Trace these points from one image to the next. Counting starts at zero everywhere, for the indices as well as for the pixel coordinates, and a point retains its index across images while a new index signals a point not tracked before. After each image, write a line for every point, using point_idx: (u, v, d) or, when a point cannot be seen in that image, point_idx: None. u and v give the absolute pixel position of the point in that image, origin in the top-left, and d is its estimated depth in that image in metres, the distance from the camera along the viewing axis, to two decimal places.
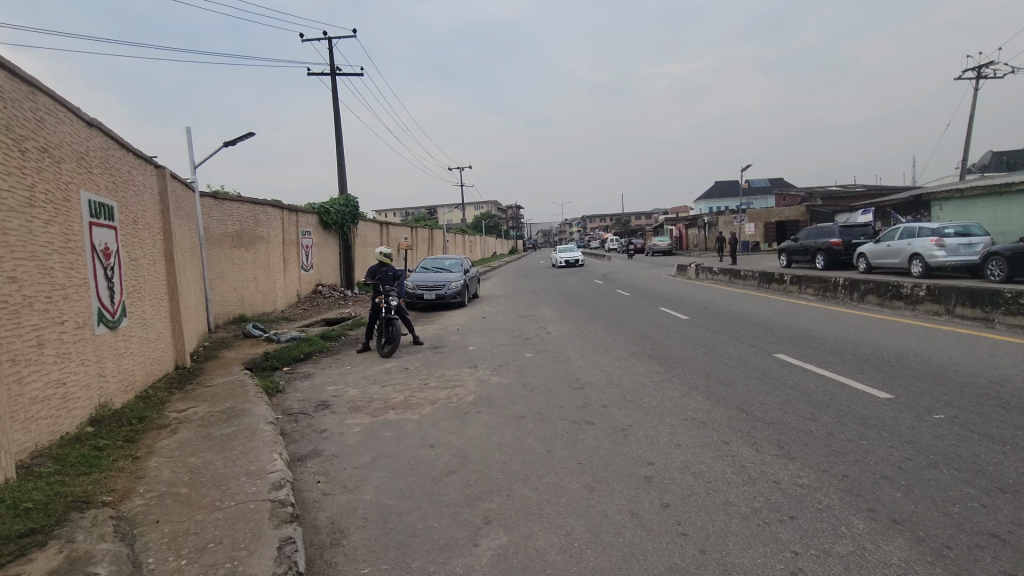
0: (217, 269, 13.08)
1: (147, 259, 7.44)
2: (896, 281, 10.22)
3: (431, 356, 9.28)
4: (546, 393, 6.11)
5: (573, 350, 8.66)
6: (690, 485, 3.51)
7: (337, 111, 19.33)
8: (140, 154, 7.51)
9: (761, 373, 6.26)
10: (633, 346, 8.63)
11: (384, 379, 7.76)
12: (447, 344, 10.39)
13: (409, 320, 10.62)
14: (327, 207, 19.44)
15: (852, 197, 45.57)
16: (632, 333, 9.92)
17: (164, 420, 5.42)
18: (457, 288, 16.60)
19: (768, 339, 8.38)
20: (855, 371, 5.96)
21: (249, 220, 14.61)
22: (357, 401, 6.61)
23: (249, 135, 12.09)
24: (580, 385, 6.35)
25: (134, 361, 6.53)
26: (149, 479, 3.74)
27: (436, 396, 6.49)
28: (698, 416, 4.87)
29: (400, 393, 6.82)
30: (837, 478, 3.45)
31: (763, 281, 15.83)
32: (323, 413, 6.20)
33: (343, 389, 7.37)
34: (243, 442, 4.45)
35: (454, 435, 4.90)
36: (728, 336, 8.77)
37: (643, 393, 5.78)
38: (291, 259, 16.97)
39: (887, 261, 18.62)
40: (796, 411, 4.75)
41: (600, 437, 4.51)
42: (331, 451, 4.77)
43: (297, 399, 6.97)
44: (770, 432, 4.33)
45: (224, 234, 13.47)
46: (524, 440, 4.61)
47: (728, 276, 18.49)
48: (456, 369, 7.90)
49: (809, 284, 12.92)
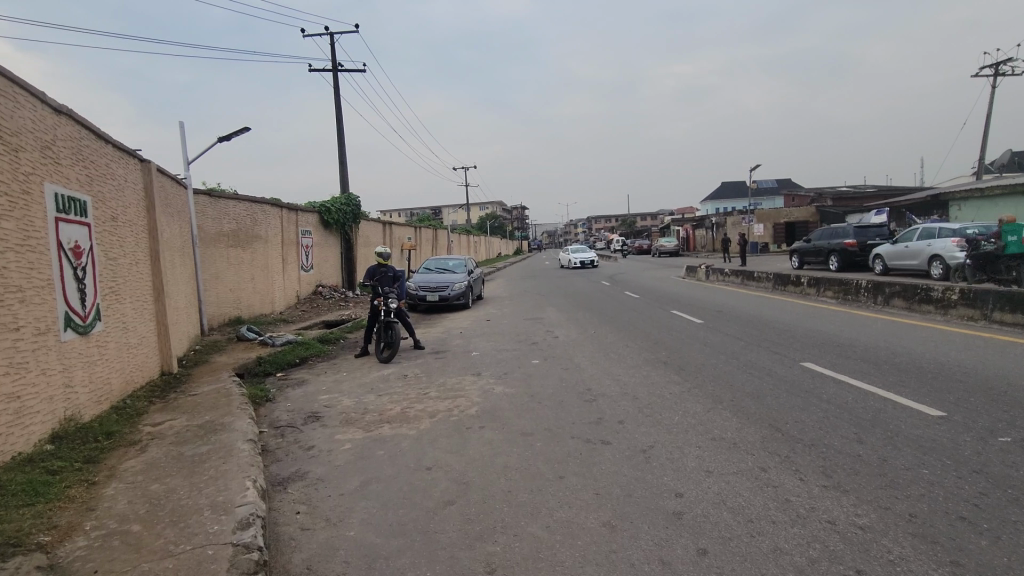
0: (212, 270, 12.62)
1: (127, 259, 6.97)
2: (925, 284, 9.65)
3: (432, 362, 8.76)
4: (556, 406, 5.58)
5: (582, 356, 8.13)
6: (729, 525, 2.99)
7: (338, 107, 18.88)
8: (121, 146, 7.04)
9: (790, 385, 5.73)
10: (647, 352, 8.11)
11: (381, 387, 7.26)
12: (450, 348, 9.88)
13: (409, 323, 10.12)
14: (328, 205, 18.98)
15: (863, 198, 44.84)
16: (645, 338, 9.39)
17: (135, 435, 4.92)
18: (460, 289, 16.10)
19: (791, 345, 7.85)
20: (896, 384, 5.42)
21: (246, 219, 14.16)
22: (350, 413, 6.10)
23: (244, 130, 11.63)
24: (593, 397, 5.83)
25: (110, 368, 6.05)
26: (100, 511, 3.25)
27: (436, 407, 5.98)
28: (728, 435, 4.35)
29: (397, 404, 6.31)
30: (904, 519, 2.92)
31: (778, 283, 15.26)
32: (312, 426, 5.70)
33: (337, 398, 6.86)
34: (216, 465, 3.95)
35: (454, 456, 4.39)
36: (748, 342, 8.24)
37: (662, 407, 5.25)
38: (290, 260, 16.51)
39: (905, 262, 18.02)
40: (838, 432, 4.22)
41: (618, 461, 3.99)
42: (316, 473, 4.27)
43: (287, 410, 6.47)
44: (813, 457, 3.80)
45: (219, 233, 13.02)
46: (532, 463, 4.10)
47: (740, 277, 17.91)
48: (459, 377, 7.39)
49: (829, 287, 12.36)
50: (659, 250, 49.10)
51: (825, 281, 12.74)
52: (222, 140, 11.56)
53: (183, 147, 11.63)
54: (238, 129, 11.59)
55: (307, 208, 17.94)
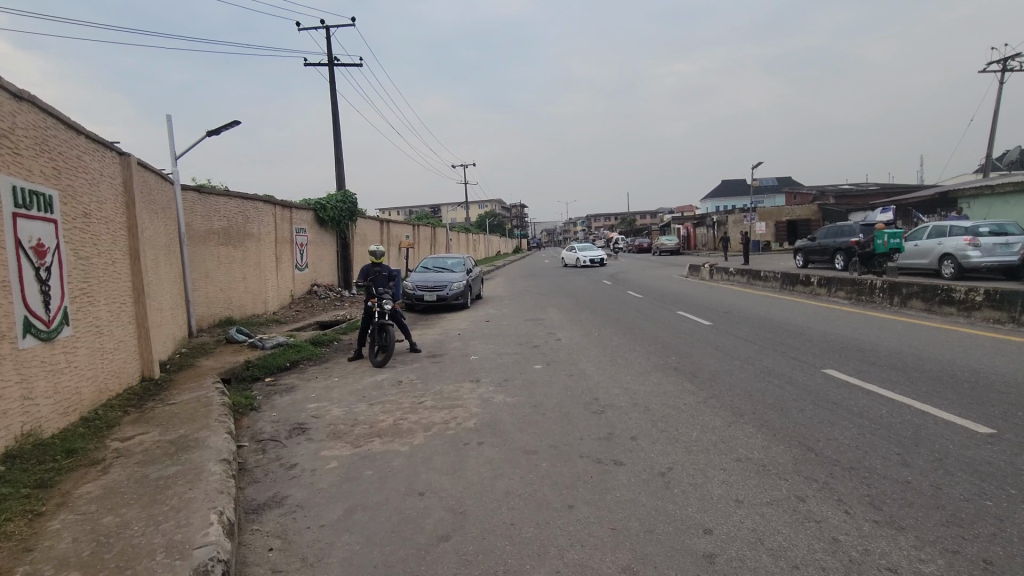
0: (201, 269, 12.16)
1: (101, 258, 6.51)
2: (946, 285, 9.22)
3: (428, 366, 8.32)
4: (561, 419, 5.15)
5: (588, 361, 7.69)
6: (771, 572, 2.57)
7: (334, 102, 18.41)
8: (95, 137, 6.57)
9: (815, 395, 5.31)
10: (656, 357, 7.68)
11: (374, 395, 6.82)
12: (447, 352, 9.42)
13: (405, 325, 9.68)
14: (324, 202, 18.52)
15: (866, 196, 44.47)
16: (653, 341, 8.96)
17: (100, 453, 4.48)
18: (459, 289, 15.66)
19: (809, 350, 7.42)
20: (932, 396, 4.99)
21: (238, 216, 13.70)
22: (339, 424, 5.65)
23: (234, 123, 11.15)
24: (602, 408, 5.39)
25: (80, 376, 5.60)
26: (38, 552, 2.81)
27: (431, 419, 5.54)
28: (755, 455, 3.92)
29: (390, 415, 5.86)
30: (978, 568, 2.49)
31: (786, 283, 14.82)
32: (297, 440, 5.25)
33: (326, 407, 6.42)
34: (180, 491, 3.50)
35: (449, 479, 3.94)
36: (762, 347, 7.81)
37: (678, 420, 4.82)
38: (284, 258, 16.05)
39: (914, 261, 17.59)
40: (880, 453, 3.80)
41: (635, 487, 3.56)
42: (297, 498, 3.83)
43: (271, 421, 6.02)
44: (855, 484, 3.38)
45: (209, 231, 12.56)
46: (538, 488, 3.66)
47: (746, 277, 17.48)
48: (457, 384, 6.95)
49: (842, 287, 11.92)
50: (659, 248, 48.68)
51: (836, 281, 12.31)
52: (211, 134, 11.09)
53: (170, 141, 11.16)
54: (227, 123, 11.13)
55: (302, 205, 17.48)
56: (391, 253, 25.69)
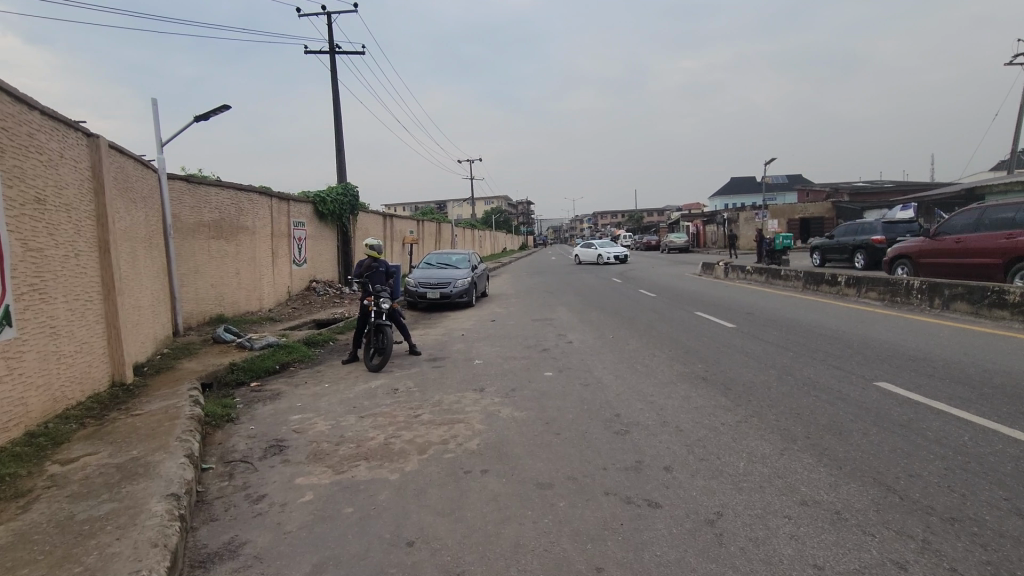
0: (189, 264, 11.47)
1: (59, 250, 5.79)
2: (995, 285, 8.44)
3: (428, 372, 7.60)
4: (579, 441, 4.41)
5: (603, 368, 6.95)
6: None
7: (335, 91, 17.72)
8: (53, 114, 5.86)
9: (876, 415, 4.55)
10: (680, 364, 6.93)
11: (365, 405, 6.10)
12: (449, 355, 8.68)
13: (404, 325, 8.97)
14: (324, 196, 17.82)
15: (880, 194, 43.57)
16: (674, 346, 8.22)
17: (31, 481, 3.75)
18: (463, 287, 14.93)
19: (851, 358, 6.67)
20: (1017, 418, 4.23)
21: (231, 208, 13.00)
22: (321, 443, 4.92)
23: (224, 107, 10.45)
24: (625, 427, 4.65)
25: (25, 385, 4.89)
26: None
27: (428, 437, 4.81)
28: (824, 497, 3.17)
29: (381, 431, 5.12)
30: None
31: (809, 282, 14.02)
32: (271, 462, 4.53)
33: (311, 420, 5.70)
34: (103, 544, 2.77)
35: (445, 523, 3.20)
36: (797, 354, 7.05)
37: (719, 446, 4.07)
38: (281, 253, 15.36)
39: None
40: (983, 497, 3.05)
41: (679, 541, 2.82)
42: (257, 547, 3.10)
43: (246, 437, 5.29)
44: (966, 544, 2.64)
45: (199, 223, 11.86)
46: (556, 540, 2.92)
47: (765, 276, 16.68)
48: (458, 394, 6.22)
49: (875, 287, 11.15)
50: (668, 246, 47.89)
51: (866, 281, 11.55)
52: (199, 119, 10.39)
53: (155, 127, 10.46)
54: (218, 107, 10.42)
55: (300, 198, 16.79)
56: (395, 248, 25.00)
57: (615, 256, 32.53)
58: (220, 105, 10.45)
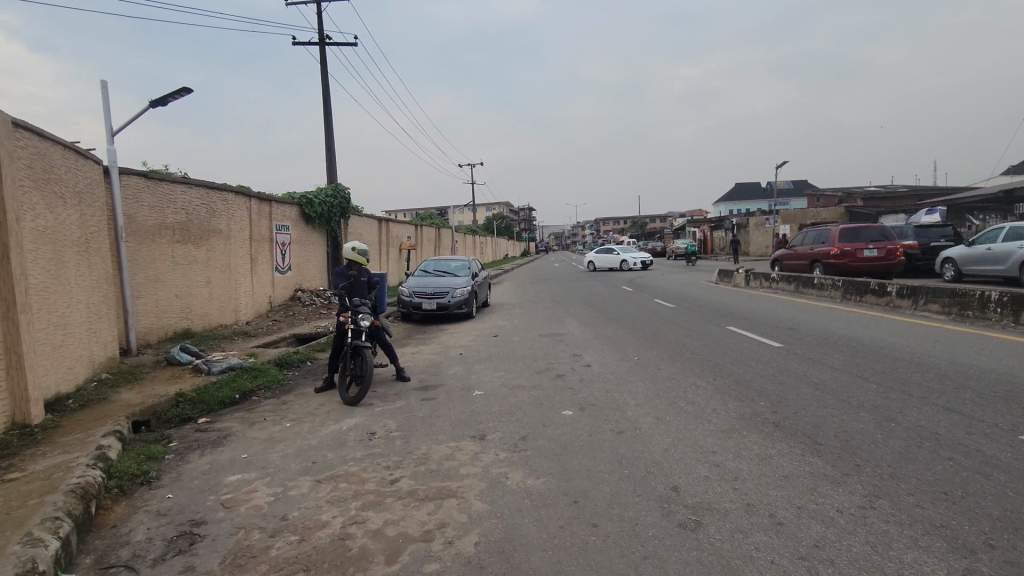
0: (147, 272, 9.99)
1: None
2: None
3: (415, 407, 6.12)
4: (629, 544, 2.92)
5: (637, 404, 5.48)
6: None
7: (325, 84, 16.26)
8: None
9: None
10: (736, 399, 5.50)
11: (328, 461, 4.60)
12: (443, 382, 7.20)
13: (389, 346, 7.54)
14: (311, 198, 16.38)
15: (893, 201, 42.35)
16: (718, 371, 6.79)
17: None
18: (462, 296, 13.46)
19: (955, 391, 5.29)
20: None
21: (202, 210, 11.51)
22: (251, 532, 3.40)
23: (185, 91, 8.99)
24: (693, 515, 3.17)
25: None
26: None
27: (402, 527, 3.30)
28: None
29: (340, 510, 3.61)
30: None
31: (849, 293, 12.63)
32: (168, 570, 3.03)
33: (250, 485, 4.20)
34: None
35: None
36: (881, 386, 5.67)
37: (855, 562, 2.61)
38: (261, 260, 13.90)
39: (983, 267, 16.25)
40: None
41: None
42: None
43: (151, 516, 3.75)
44: None
45: (162, 226, 10.39)
46: None
47: (795, 284, 15.27)
48: (451, 444, 4.74)
49: (938, 298, 9.85)
50: (674, 253, 46.45)
51: (925, 291, 10.22)
52: (155, 104, 8.93)
53: (105, 114, 9.04)
54: (176, 90, 8.97)
55: (284, 199, 15.33)
56: (391, 255, 23.55)
57: (631, 262, 31.16)
58: (179, 88, 9.01)
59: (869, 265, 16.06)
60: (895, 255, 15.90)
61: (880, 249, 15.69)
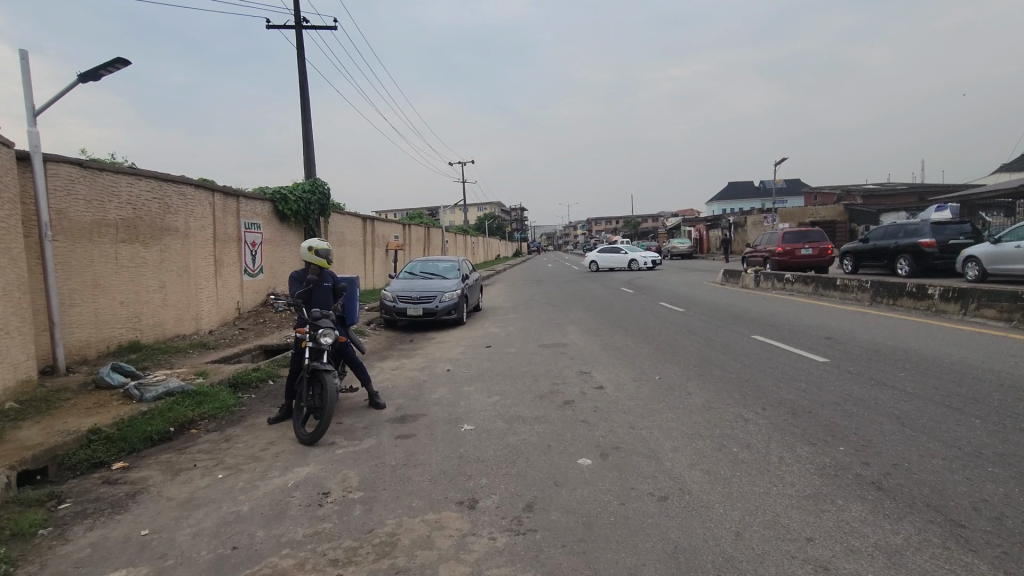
0: (83, 277, 8.56)
1: None
2: None
3: (387, 449, 4.78)
4: None
5: (677, 450, 4.20)
6: None
7: (303, 69, 14.84)
8: None
9: None
10: (806, 441, 4.22)
11: (252, 547, 3.24)
12: (425, 411, 5.87)
13: (359, 366, 6.19)
14: (285, 193, 14.96)
15: (892, 199, 41.49)
16: (764, 396, 5.52)
17: None
18: (451, 301, 12.10)
19: None
20: None
21: (154, 204, 10.09)
22: None
23: (121, 61, 7.54)
24: None
25: None
26: None
27: None
28: None
29: None
30: None
31: (878, 295, 11.43)
32: None
33: None
34: None
35: None
36: (987, 422, 4.40)
37: None
38: (227, 261, 12.47)
39: (1008, 266, 15.14)
40: None
41: None
42: None
43: None
44: None
45: (102, 222, 8.96)
46: None
47: (814, 285, 14.04)
48: (430, 517, 3.41)
49: (994, 303, 8.62)
50: (670, 252, 45.37)
51: (975, 294, 9.03)
52: (86, 78, 7.49)
53: (24, 89, 7.57)
54: (111, 61, 7.52)
55: (255, 195, 13.93)
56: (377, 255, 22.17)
57: (639, 261, 29.99)
58: (115, 59, 7.56)
59: (810, 261, 19.27)
60: (826, 254, 19.19)
61: (818, 249, 19.39)
